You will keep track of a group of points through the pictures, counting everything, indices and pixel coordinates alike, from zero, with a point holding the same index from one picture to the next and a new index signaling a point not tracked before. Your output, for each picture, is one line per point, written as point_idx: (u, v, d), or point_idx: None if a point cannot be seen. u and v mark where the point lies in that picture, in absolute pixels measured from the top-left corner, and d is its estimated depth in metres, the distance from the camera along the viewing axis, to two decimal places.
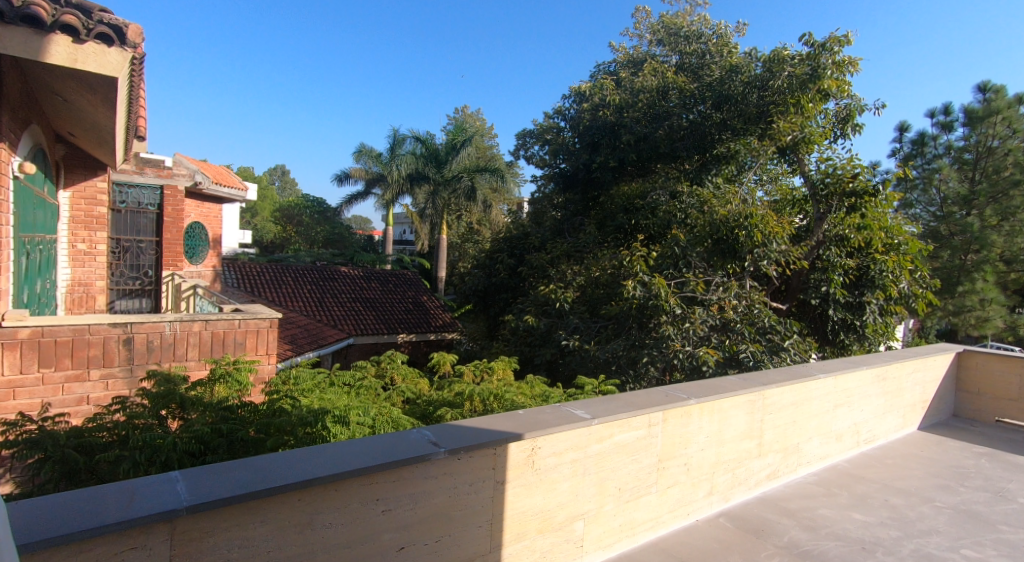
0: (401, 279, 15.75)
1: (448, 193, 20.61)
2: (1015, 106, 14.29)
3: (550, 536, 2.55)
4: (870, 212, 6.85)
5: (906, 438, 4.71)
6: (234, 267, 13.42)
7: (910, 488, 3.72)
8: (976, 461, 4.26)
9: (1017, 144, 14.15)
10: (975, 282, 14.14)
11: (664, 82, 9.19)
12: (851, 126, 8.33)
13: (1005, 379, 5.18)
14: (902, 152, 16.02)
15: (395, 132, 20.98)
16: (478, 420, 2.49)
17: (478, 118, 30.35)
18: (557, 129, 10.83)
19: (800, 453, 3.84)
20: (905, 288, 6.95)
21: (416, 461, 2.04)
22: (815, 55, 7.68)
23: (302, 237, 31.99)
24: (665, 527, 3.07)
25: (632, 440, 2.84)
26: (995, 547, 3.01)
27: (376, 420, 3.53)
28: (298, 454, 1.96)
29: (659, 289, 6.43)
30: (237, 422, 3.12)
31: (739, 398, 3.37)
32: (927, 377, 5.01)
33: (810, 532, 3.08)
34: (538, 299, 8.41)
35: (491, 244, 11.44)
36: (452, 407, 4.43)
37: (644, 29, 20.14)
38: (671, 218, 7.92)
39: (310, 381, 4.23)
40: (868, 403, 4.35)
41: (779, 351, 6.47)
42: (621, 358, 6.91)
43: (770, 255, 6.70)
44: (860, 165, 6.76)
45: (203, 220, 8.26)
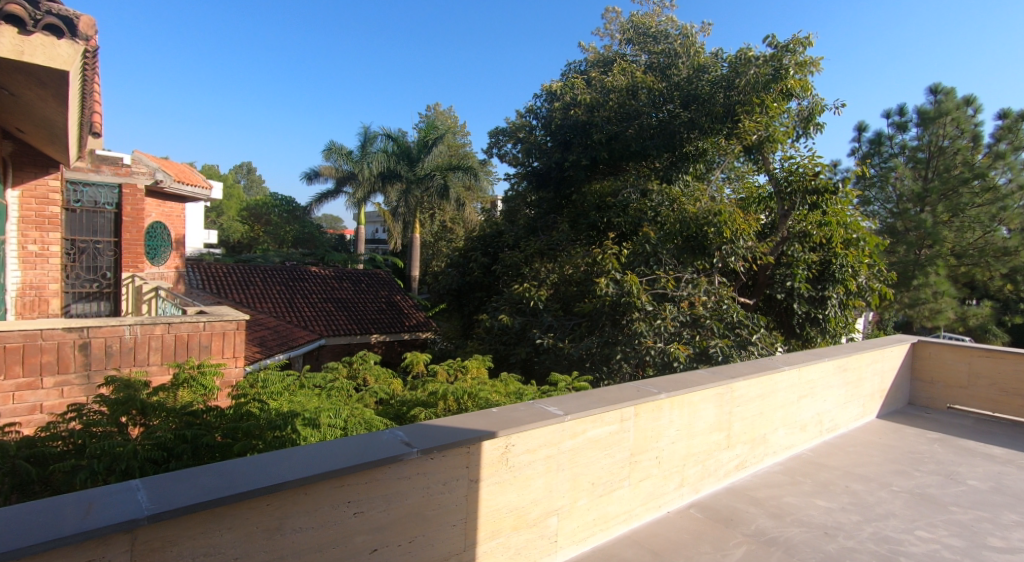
0: (373, 278, 15.56)
1: (420, 191, 20.40)
2: (964, 108, 14.92)
3: (525, 532, 2.57)
4: (831, 209, 7.05)
5: (866, 426, 4.88)
6: (198, 268, 13.10)
7: (869, 474, 3.85)
8: (929, 446, 4.43)
9: (966, 144, 14.73)
10: (929, 276, 14.69)
11: (634, 82, 9.33)
12: (814, 126, 8.57)
13: (955, 367, 5.40)
14: (860, 151, 16.56)
15: (366, 131, 20.73)
16: (451, 419, 2.49)
17: (451, 116, 30.16)
18: (530, 128, 10.93)
19: (766, 443, 3.94)
20: (864, 281, 7.19)
21: (389, 461, 2.04)
22: (779, 56, 8.00)
23: (270, 236, 31.36)
24: (638, 520, 3.11)
25: (604, 435, 2.88)
26: (947, 527, 3.14)
27: (347, 422, 3.50)
28: (267, 457, 1.94)
29: (631, 287, 6.52)
30: (202, 427, 3.05)
31: (708, 392, 3.44)
32: (885, 366, 5.19)
33: (776, 520, 3.17)
34: (512, 297, 8.41)
35: (464, 242, 11.40)
36: (426, 407, 4.42)
37: (614, 28, 20.34)
38: (642, 216, 8.14)
39: (279, 384, 4.16)
40: (830, 393, 4.49)
41: (747, 345, 6.60)
42: (595, 355, 7.00)
43: (737, 252, 6.88)
44: (821, 163, 6.98)
45: (165, 220, 8.02)
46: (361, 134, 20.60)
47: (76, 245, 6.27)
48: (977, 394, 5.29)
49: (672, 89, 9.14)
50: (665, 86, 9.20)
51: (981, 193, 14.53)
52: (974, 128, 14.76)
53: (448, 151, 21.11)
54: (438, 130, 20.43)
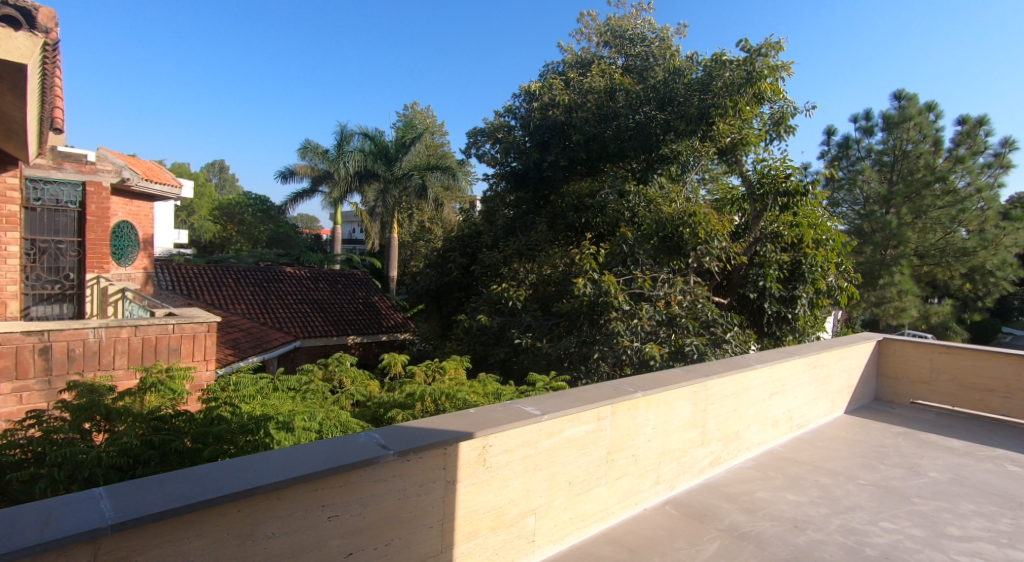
0: (350, 279, 15.42)
1: (398, 191, 20.26)
2: (926, 114, 15.40)
3: (502, 532, 2.58)
4: (802, 211, 7.22)
5: (835, 422, 5.01)
6: (168, 269, 12.82)
7: (837, 468, 3.95)
8: (894, 440, 4.56)
9: (928, 148, 15.22)
10: (893, 275, 15.10)
11: (612, 84, 9.42)
12: (785, 129, 8.75)
13: (918, 364, 5.56)
14: (830, 154, 16.96)
15: (343, 128, 20.52)
16: (427, 420, 2.48)
17: (428, 115, 29.94)
18: (508, 128, 10.98)
19: (739, 440, 4.01)
20: (833, 281, 7.37)
21: (364, 464, 2.03)
22: (751, 59, 8.14)
23: (243, 236, 30.77)
24: (615, 517, 3.15)
25: (581, 434, 2.90)
26: (910, 518, 3.24)
27: (322, 425, 3.47)
28: (239, 462, 1.92)
29: (609, 287, 6.57)
30: (171, 432, 2.99)
31: (683, 390, 3.49)
32: (853, 363, 5.33)
33: (748, 515, 3.23)
34: (491, 297, 8.40)
35: (443, 242, 11.35)
36: (403, 409, 4.41)
37: (591, 31, 20.48)
38: (619, 217, 8.14)
39: (251, 388, 4.10)
40: (801, 390, 4.60)
41: (721, 343, 6.69)
42: (574, 355, 7.04)
43: (712, 252, 7.00)
44: (792, 166, 7.15)
45: (132, 219, 7.81)
46: (337, 132, 20.34)
47: (36, 246, 6.08)
48: (939, 390, 5.45)
49: (649, 91, 9.25)
50: (641, 88, 9.30)
51: (942, 195, 15.05)
52: (936, 133, 15.29)
53: (426, 151, 21.01)
54: (416, 130, 20.33)
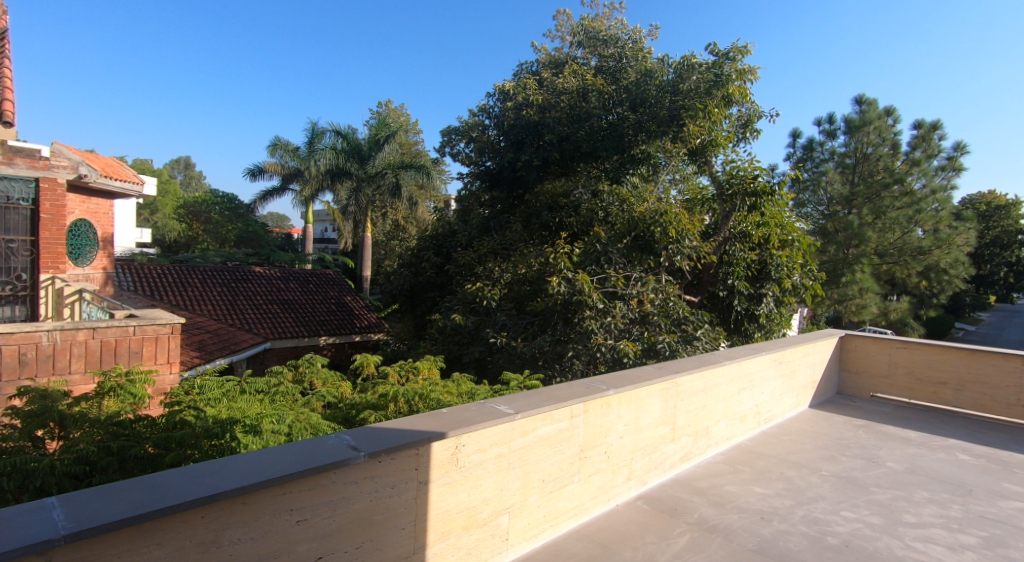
0: (322, 279, 15.20)
1: (371, 190, 20.02)
2: (885, 118, 15.94)
3: (475, 532, 2.57)
4: (769, 211, 7.38)
5: (800, 416, 5.14)
6: (130, 269, 12.42)
7: (801, 460, 4.06)
8: (855, 432, 4.70)
9: (887, 151, 15.74)
10: (855, 273, 15.47)
11: (585, 84, 9.50)
12: (751, 131, 8.97)
13: (877, 358, 5.73)
14: (795, 156, 17.40)
15: (314, 125, 20.20)
16: (399, 420, 2.47)
17: (402, 113, 29.68)
18: (482, 127, 10.99)
19: (709, 435, 4.08)
20: (798, 279, 7.55)
21: (335, 466, 2.00)
22: (720, 63, 8.43)
23: (210, 235, 29.94)
24: (587, 514, 3.17)
25: (554, 432, 2.91)
26: (869, 507, 3.34)
27: (291, 427, 3.41)
28: (203, 467, 1.87)
29: (583, 285, 6.62)
30: (131, 438, 2.90)
31: (654, 387, 3.54)
32: (817, 359, 5.48)
33: (717, 508, 3.29)
34: (465, 297, 8.37)
35: (417, 241, 11.28)
36: (376, 410, 4.36)
37: (565, 31, 20.58)
38: (593, 216, 8.20)
39: (216, 391, 4.02)
40: (767, 385, 4.70)
41: (692, 340, 6.80)
42: (548, 353, 7.06)
43: (683, 251, 7.14)
44: (760, 167, 7.31)
45: (91, 218, 7.55)
46: (308, 130, 20.04)
47: None
48: (897, 383, 5.62)
49: (622, 92, 9.32)
50: (614, 89, 9.37)
51: (901, 197, 15.61)
52: (893, 137, 15.87)
53: (399, 149, 20.84)
54: (389, 128, 20.14)
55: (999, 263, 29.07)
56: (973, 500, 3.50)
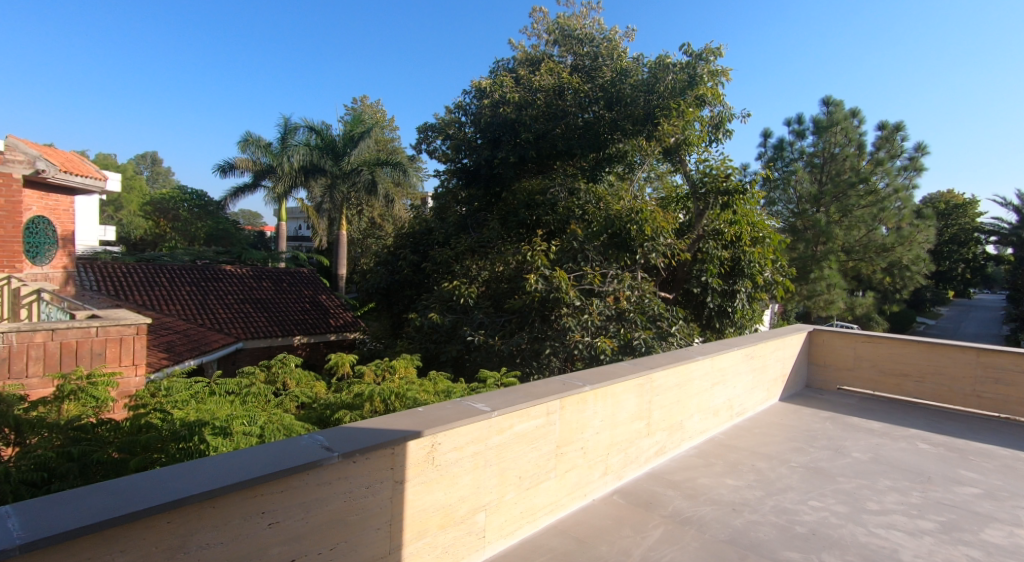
0: (296, 277, 14.98)
1: (346, 187, 19.77)
2: (851, 119, 16.35)
3: (452, 530, 2.57)
4: (741, 209, 7.49)
5: (770, 409, 5.24)
6: (93, 268, 12.07)
7: (771, 452, 4.14)
8: (822, 424, 4.81)
9: (853, 151, 16.14)
10: (823, 270, 15.81)
11: (561, 83, 9.55)
12: (724, 131, 9.12)
13: (843, 352, 5.88)
14: (766, 156, 17.73)
15: (286, 121, 19.88)
16: (375, 420, 2.44)
17: (377, 110, 29.38)
18: (458, 125, 10.95)
19: (683, 429, 4.14)
20: (769, 276, 7.69)
21: (307, 467, 1.97)
22: (693, 63, 8.53)
23: (178, 232, 29.09)
24: (564, 509, 3.19)
25: (531, 429, 2.92)
26: (834, 496, 3.43)
27: (264, 429, 3.36)
28: (170, 470, 1.83)
29: (560, 283, 6.62)
30: (93, 443, 2.82)
31: (629, 382, 3.57)
32: (787, 353, 5.60)
33: (690, 500, 3.34)
34: (442, 295, 8.30)
35: (393, 239, 11.18)
36: (352, 410, 4.32)
37: (541, 28, 20.59)
38: (570, 214, 8.22)
39: (184, 392, 3.94)
40: (739, 379, 4.78)
41: (667, 336, 6.90)
42: (525, 351, 7.05)
43: (658, 248, 7.22)
44: (732, 166, 7.44)
45: (49, 214, 7.30)
46: (281, 126, 19.72)
47: None
48: (862, 375, 5.77)
49: (597, 91, 9.36)
50: (590, 88, 9.41)
51: (865, 196, 16.08)
52: (859, 137, 16.29)
53: (374, 147, 20.63)
54: (365, 125, 19.90)
55: (956, 259, 30.22)
56: (932, 487, 3.61)
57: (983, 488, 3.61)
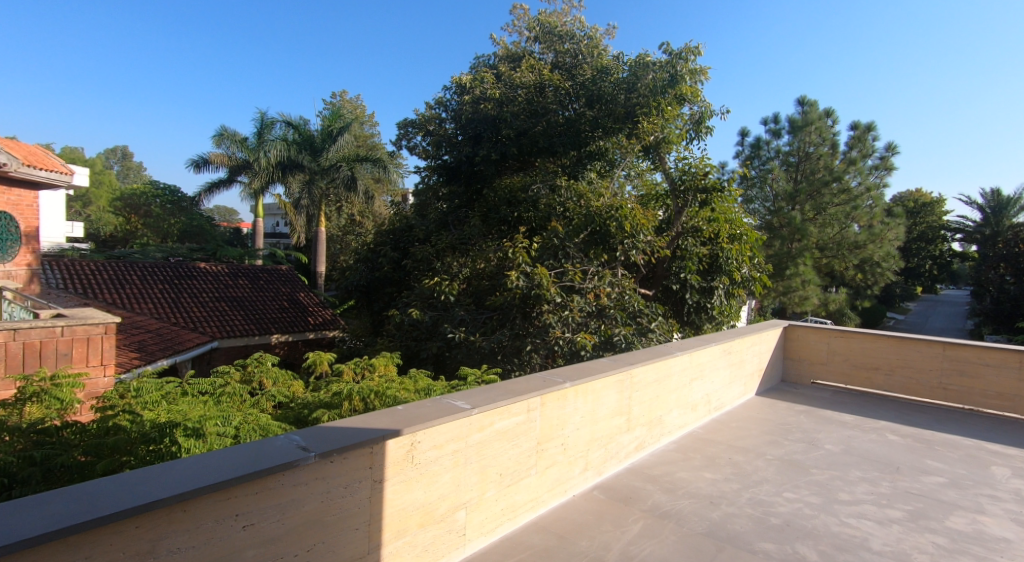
0: (273, 275, 14.76)
1: (325, 183, 19.50)
2: (825, 119, 16.68)
3: (432, 528, 2.54)
4: (719, 206, 7.59)
5: (747, 403, 5.31)
6: (60, 267, 11.75)
7: (747, 445, 4.20)
8: (797, 417, 4.89)
9: (827, 151, 16.47)
10: (798, 267, 16.09)
11: (542, 79, 9.56)
12: (704, 129, 9.18)
13: (817, 347, 5.98)
14: (743, 154, 17.93)
15: (263, 115, 19.56)
16: (353, 418, 2.41)
17: (357, 105, 29.06)
18: (439, 121, 10.89)
19: (662, 424, 4.17)
20: (747, 272, 7.79)
21: (283, 468, 1.93)
22: (672, 62, 8.58)
23: (150, 228, 28.37)
24: (544, 506, 3.18)
25: (511, 426, 2.91)
26: (808, 487, 3.48)
27: (238, 429, 3.30)
28: (139, 473, 1.78)
29: (542, 279, 6.62)
30: (58, 446, 2.75)
31: (609, 378, 3.58)
32: (763, 348, 5.68)
33: (668, 494, 3.37)
34: (423, 292, 8.22)
35: (373, 236, 11.07)
36: (330, 409, 4.26)
37: (522, 25, 20.56)
38: (551, 210, 8.18)
39: (154, 393, 3.86)
40: (717, 374, 4.84)
41: (647, 332, 6.95)
42: (506, 347, 7.03)
43: (638, 245, 7.26)
44: (710, 164, 7.52)
45: (11, 210, 7.07)
46: (257, 120, 19.43)
47: None
48: (834, 369, 5.87)
49: (578, 88, 9.38)
50: (571, 85, 9.42)
51: (839, 194, 16.40)
52: (833, 137, 16.60)
53: (354, 142, 20.42)
54: (344, 120, 19.68)
55: (924, 256, 31.10)
56: (900, 476, 3.69)
57: (948, 477, 3.70)
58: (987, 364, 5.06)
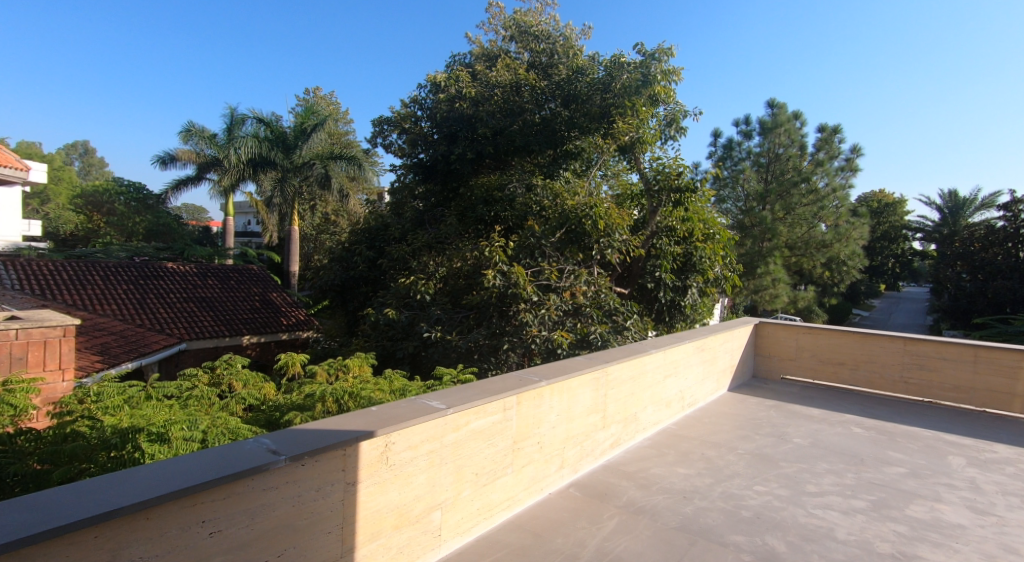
0: (244, 275, 14.47)
1: (298, 180, 19.15)
2: (794, 121, 17.05)
3: (407, 530, 2.51)
4: (692, 206, 7.70)
5: (719, 399, 5.39)
6: (17, 267, 11.33)
7: (720, 440, 4.26)
8: (767, 412, 4.98)
9: (795, 152, 16.86)
10: (769, 265, 16.40)
11: (517, 79, 9.58)
12: (677, 129, 9.29)
13: (786, 343, 6.09)
14: (716, 155, 18.19)
15: (233, 112, 19.14)
16: (325, 421, 2.36)
17: (331, 102, 28.68)
18: (414, 119, 10.79)
19: (637, 421, 4.20)
20: (719, 271, 7.89)
21: (251, 472, 1.88)
22: (646, 63, 8.65)
23: (113, 227, 27.51)
24: (520, 505, 3.17)
25: (487, 425, 2.90)
26: (777, 480, 3.55)
27: (206, 433, 3.20)
28: (98, 482, 1.71)
29: (518, 278, 6.60)
30: (13, 455, 2.68)
31: (585, 376, 3.59)
32: (735, 345, 5.77)
33: (643, 490, 3.39)
34: (398, 291, 8.11)
35: (348, 235, 10.93)
36: (302, 411, 4.18)
37: (498, 24, 20.53)
38: (528, 209, 8.13)
39: (116, 397, 3.76)
40: (690, 371, 4.89)
41: (622, 330, 7.00)
42: (483, 347, 7.00)
43: (614, 244, 7.30)
44: (684, 164, 7.57)
45: None
46: (227, 117, 18.97)
47: None
48: (803, 365, 6.00)
49: (554, 87, 9.43)
50: (546, 85, 9.47)
51: (807, 194, 16.76)
52: (801, 139, 16.97)
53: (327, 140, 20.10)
54: (318, 117, 19.30)
55: (887, 255, 32.00)
56: (864, 468, 3.79)
57: (909, 467, 3.81)
58: (944, 358, 5.22)
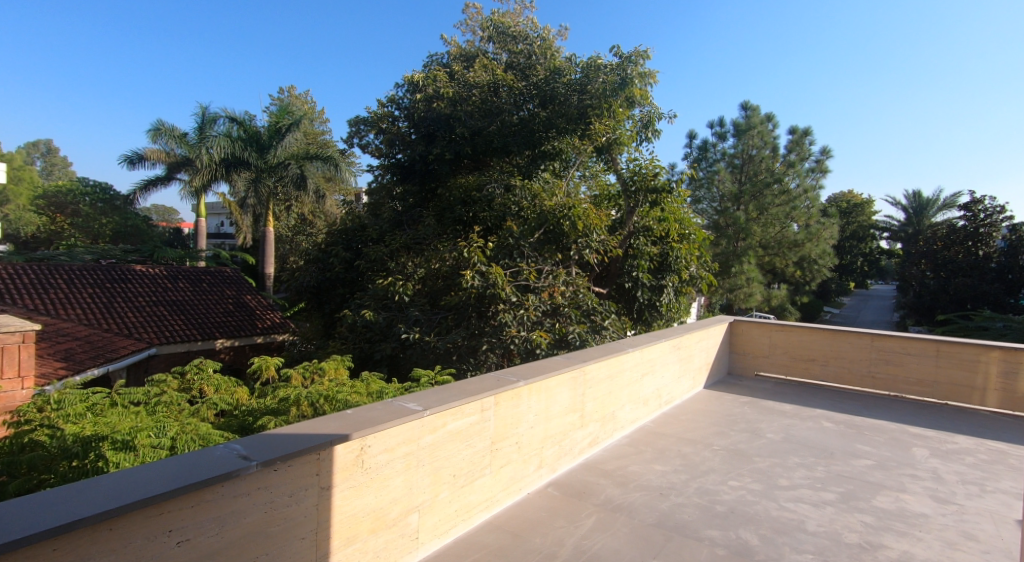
0: (217, 277, 14.19)
1: (272, 181, 18.85)
2: (767, 123, 17.38)
3: (383, 534, 2.48)
4: (668, 206, 7.78)
5: (695, 396, 5.45)
6: None
7: (696, 437, 4.30)
8: (741, 408, 5.06)
9: (768, 153, 17.17)
10: (743, 264, 16.65)
11: (495, 79, 9.59)
12: (652, 131, 9.38)
13: (760, 340, 6.19)
14: (691, 156, 18.45)
15: (205, 111, 18.75)
16: (298, 425, 2.32)
17: (306, 102, 28.33)
18: (391, 119, 10.72)
19: (615, 420, 4.22)
20: (695, 271, 7.98)
21: (221, 480, 1.83)
22: (623, 65, 8.72)
23: (79, 229, 26.75)
24: (499, 505, 3.16)
25: (465, 426, 2.88)
26: (751, 475, 3.60)
27: (174, 440, 3.12)
28: (58, 493, 1.65)
29: (496, 279, 6.59)
30: None
31: (563, 376, 3.60)
32: (711, 343, 5.84)
33: (621, 488, 3.41)
34: (377, 292, 8.03)
35: (325, 236, 10.80)
36: (276, 415, 4.12)
37: (475, 25, 20.51)
38: (506, 210, 8.14)
39: (80, 404, 3.66)
40: (667, 369, 4.94)
41: (600, 330, 7.03)
42: (461, 347, 6.95)
43: (591, 244, 7.35)
44: (659, 165, 7.66)
45: None
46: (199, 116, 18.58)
47: None
48: (776, 361, 6.10)
49: (532, 88, 9.45)
50: (524, 85, 9.48)
51: (780, 195, 17.09)
52: (773, 140, 17.28)
53: (303, 140, 19.84)
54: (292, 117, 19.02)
55: (856, 253, 32.79)
56: (833, 461, 3.87)
57: (876, 459, 3.91)
58: (910, 353, 5.37)
